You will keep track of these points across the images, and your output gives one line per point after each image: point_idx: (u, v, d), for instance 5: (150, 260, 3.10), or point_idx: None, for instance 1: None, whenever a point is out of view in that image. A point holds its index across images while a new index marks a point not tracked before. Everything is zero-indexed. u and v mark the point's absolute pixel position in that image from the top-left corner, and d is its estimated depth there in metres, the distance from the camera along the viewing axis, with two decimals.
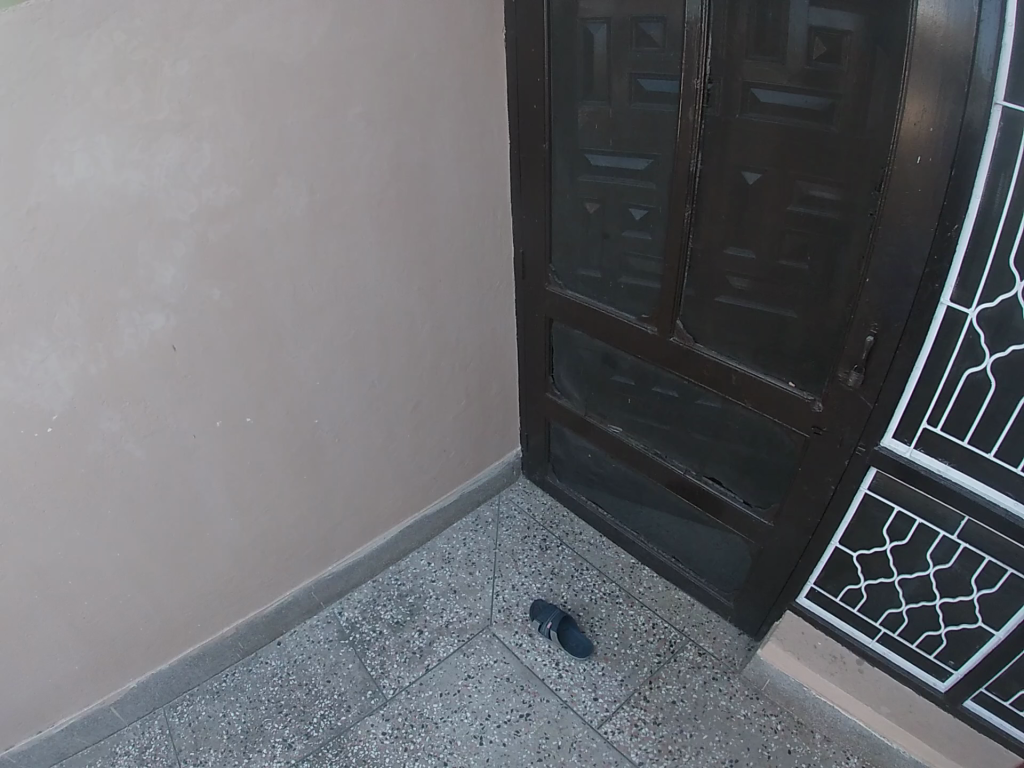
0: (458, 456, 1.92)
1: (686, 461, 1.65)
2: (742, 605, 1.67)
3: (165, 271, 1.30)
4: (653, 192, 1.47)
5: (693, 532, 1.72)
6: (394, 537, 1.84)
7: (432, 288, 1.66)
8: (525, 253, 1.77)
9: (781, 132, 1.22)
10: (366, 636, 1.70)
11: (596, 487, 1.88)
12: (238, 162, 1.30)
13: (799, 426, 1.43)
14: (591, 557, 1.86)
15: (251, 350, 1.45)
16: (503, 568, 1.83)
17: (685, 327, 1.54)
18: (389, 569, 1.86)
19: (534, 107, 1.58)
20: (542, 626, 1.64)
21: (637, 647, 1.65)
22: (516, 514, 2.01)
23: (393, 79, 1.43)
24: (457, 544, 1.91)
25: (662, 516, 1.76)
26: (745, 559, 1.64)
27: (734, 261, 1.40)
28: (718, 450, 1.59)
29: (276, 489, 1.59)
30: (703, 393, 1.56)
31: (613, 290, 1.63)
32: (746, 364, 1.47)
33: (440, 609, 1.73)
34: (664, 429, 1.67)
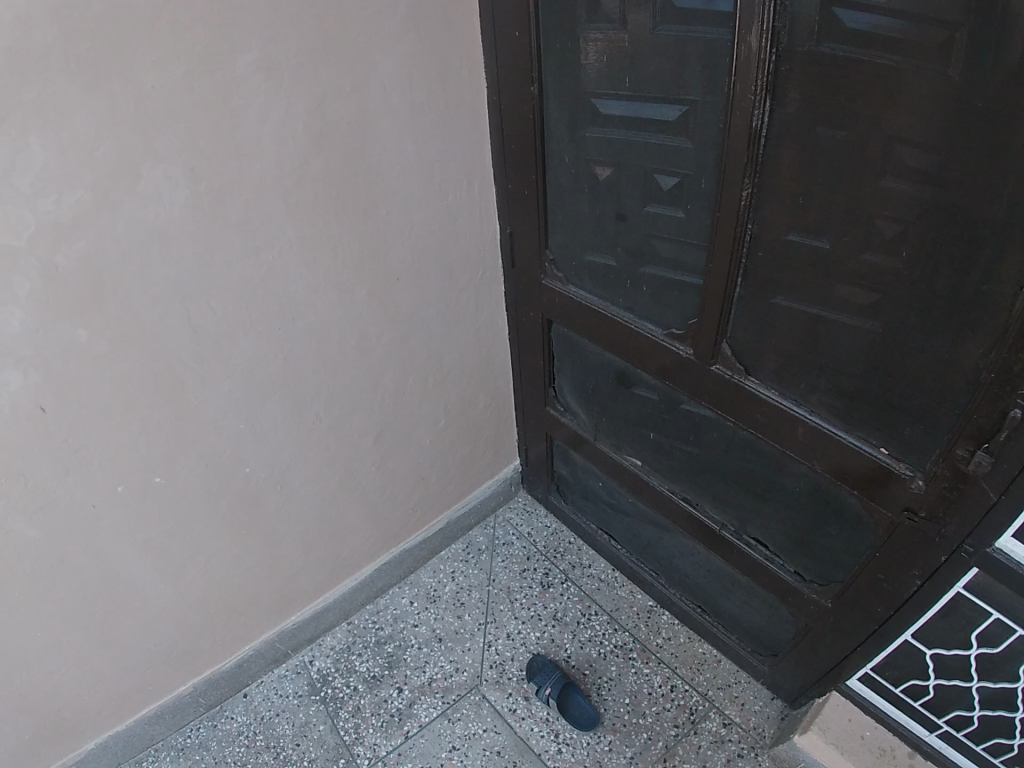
0: (443, 470, 1.59)
1: (719, 516, 1.27)
2: (785, 680, 1.34)
3: (11, 316, 0.90)
4: (687, 154, 0.98)
5: (729, 589, 1.36)
6: (367, 580, 1.58)
7: (380, 289, 1.27)
8: (511, 235, 1.36)
9: (900, 85, 0.72)
10: (338, 695, 1.47)
11: (613, 513, 1.53)
12: (89, 158, 0.87)
13: (886, 507, 1.00)
14: (599, 597, 1.55)
15: (150, 400, 1.10)
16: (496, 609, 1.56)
17: (732, 351, 1.09)
18: (365, 612, 1.60)
19: (514, 39, 1.11)
20: (538, 695, 1.37)
21: (650, 719, 1.36)
22: (514, 539, 1.70)
23: (311, 10, 0.97)
24: (444, 577, 1.62)
25: (690, 562, 1.41)
26: (788, 633, 1.29)
27: (804, 283, 0.94)
28: (766, 515, 1.18)
29: (208, 544, 1.29)
30: (749, 440, 1.14)
31: (630, 285, 1.19)
32: (813, 412, 1.03)
33: (422, 662, 1.48)
34: (695, 478, 1.27)
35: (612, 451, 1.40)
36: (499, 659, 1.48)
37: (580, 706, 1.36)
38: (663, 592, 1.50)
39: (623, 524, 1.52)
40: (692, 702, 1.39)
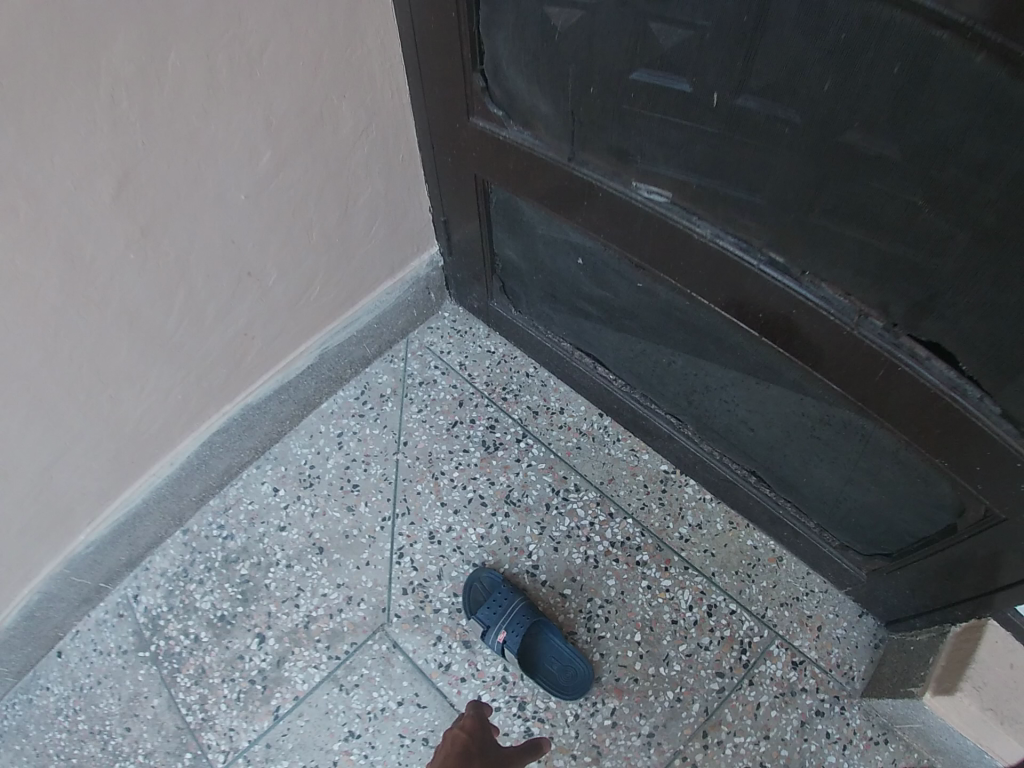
0: (290, 263, 0.81)
1: (858, 301, 0.52)
2: (896, 604, 0.72)
3: None
4: None
5: (826, 456, 0.67)
6: (198, 464, 0.86)
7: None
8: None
9: None
10: (175, 652, 0.81)
11: (598, 320, 0.79)
12: None
13: None
14: (577, 460, 0.86)
15: None
16: (407, 488, 0.87)
17: None
18: (209, 515, 0.89)
19: None
20: (489, 641, 0.75)
21: (676, 669, 0.74)
22: (437, 376, 0.95)
23: None
24: (328, 441, 0.92)
25: (765, 410, 0.69)
26: (927, 529, 0.63)
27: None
28: (993, 307, 0.44)
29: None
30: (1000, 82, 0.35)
31: None
32: None
33: (292, 593, 0.83)
34: (820, 224, 0.50)
35: (621, 185, 0.60)
36: (410, 571, 0.82)
37: (562, 659, 0.75)
38: (700, 458, 0.80)
39: (629, 338, 0.77)
40: (756, 638, 0.75)
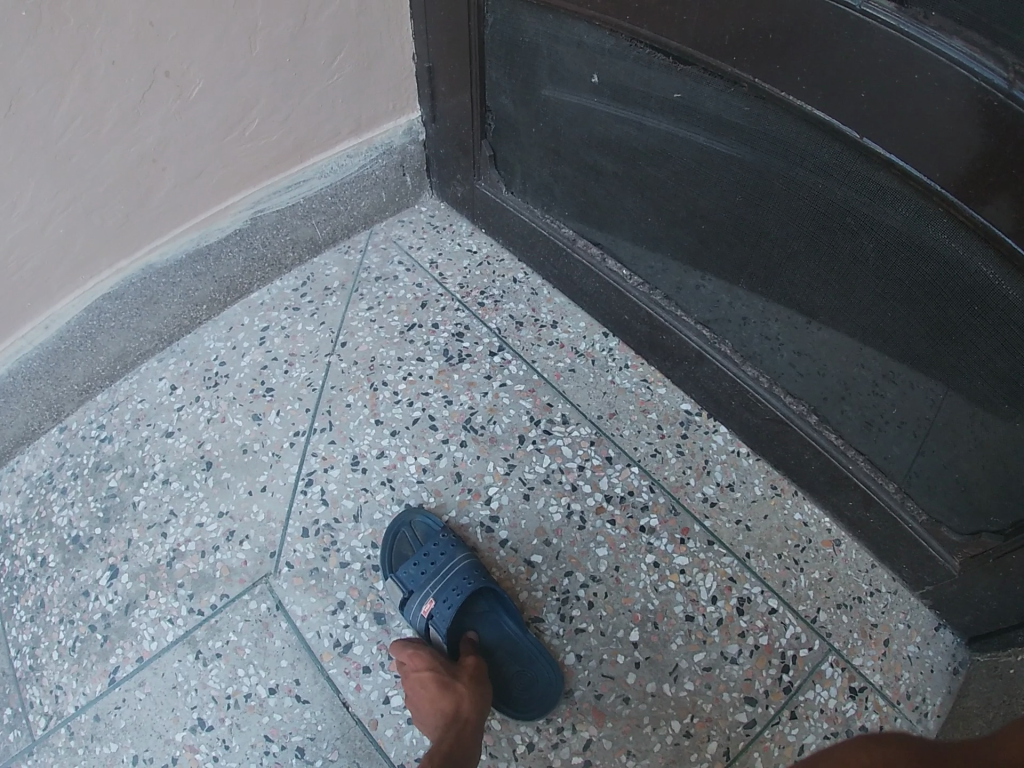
0: (226, 68, 0.58)
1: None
2: (994, 608, 0.48)
3: None
4: None
5: (939, 369, 0.43)
6: (82, 340, 0.64)
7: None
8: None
9: None
10: (17, 577, 0.59)
11: (616, 183, 0.57)
12: None
13: None
14: (567, 387, 0.64)
15: None
16: (336, 396, 0.65)
17: None
18: (92, 413, 0.68)
19: None
20: (410, 615, 0.53)
21: (687, 690, 0.50)
22: (401, 270, 0.74)
23: None
24: (248, 336, 0.70)
25: (855, 301, 0.45)
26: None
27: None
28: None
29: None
30: None
31: None
32: None
33: (162, 518, 0.60)
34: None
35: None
36: (315, 503, 0.59)
37: (514, 651, 0.52)
38: (736, 388, 0.57)
39: (659, 207, 0.55)
40: (805, 648, 0.51)
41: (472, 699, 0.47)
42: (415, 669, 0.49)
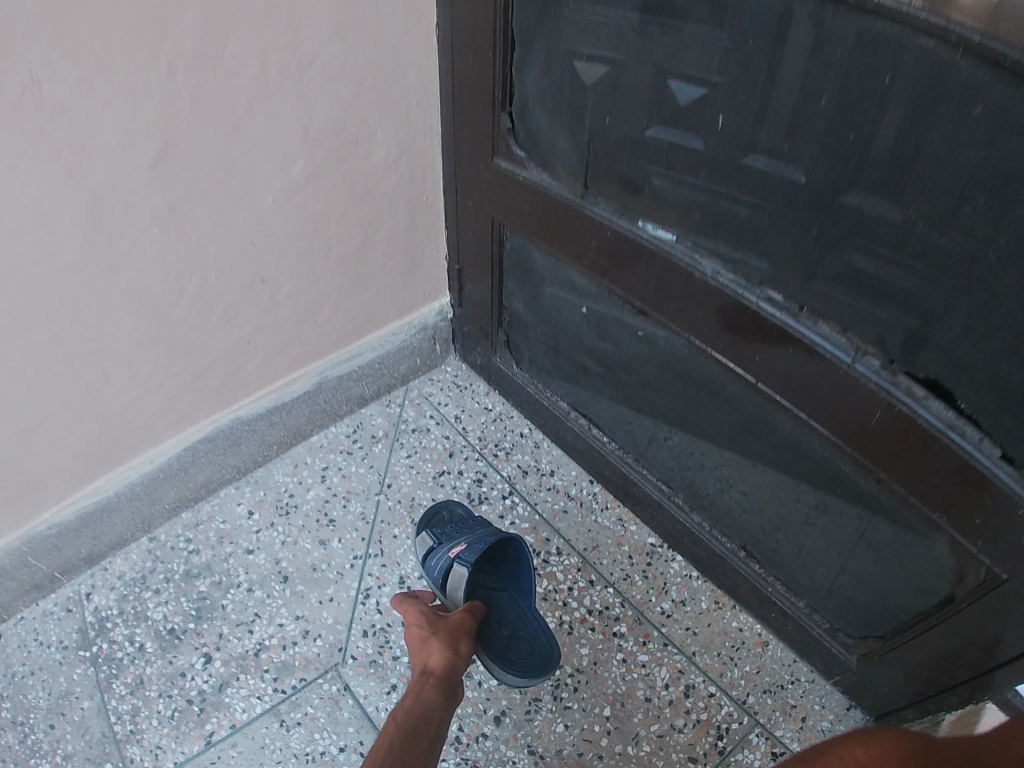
0: (305, 279, 0.79)
1: (858, 339, 0.50)
2: (888, 692, 0.65)
3: None
4: None
5: (828, 520, 0.62)
6: (177, 470, 0.83)
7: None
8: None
9: None
10: (116, 657, 0.76)
11: (597, 375, 0.77)
12: None
13: None
14: (561, 523, 0.82)
15: None
16: (382, 527, 0.84)
17: None
18: (178, 527, 0.86)
19: None
20: (439, 557, 0.73)
21: (645, 751, 0.66)
22: (433, 424, 0.94)
23: None
24: (312, 473, 0.90)
25: (766, 471, 0.64)
26: (927, 600, 0.57)
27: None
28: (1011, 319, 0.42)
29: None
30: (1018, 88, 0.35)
31: None
32: None
33: (248, 618, 0.78)
34: (851, 241, 0.47)
35: (626, 223, 0.61)
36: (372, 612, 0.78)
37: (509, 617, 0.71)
38: (688, 528, 0.76)
39: (626, 395, 0.75)
40: (738, 723, 0.68)
41: (438, 655, 0.63)
42: (413, 624, 0.67)
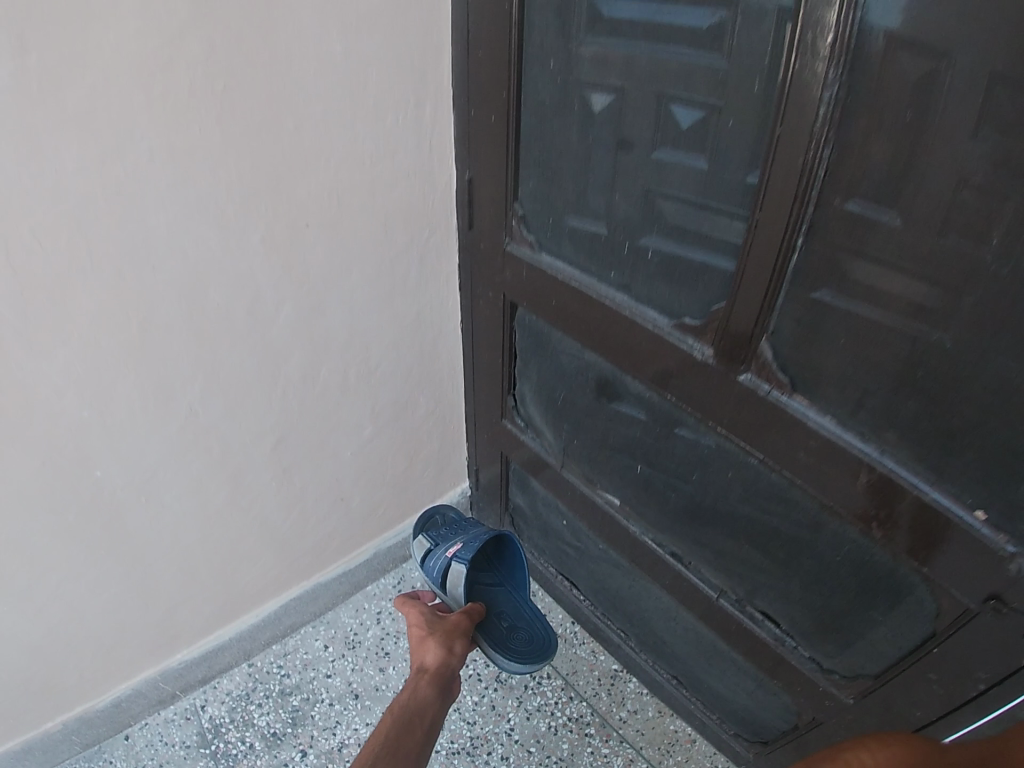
0: (371, 490, 1.20)
1: (719, 581, 0.92)
2: None
3: None
4: (762, 48, 0.58)
5: (713, 670, 1.00)
6: (270, 618, 1.27)
7: (276, 232, 0.89)
8: (473, 180, 0.99)
9: None
10: (230, 752, 1.17)
11: (572, 559, 1.15)
12: None
13: (969, 591, 0.65)
14: (551, 655, 1.19)
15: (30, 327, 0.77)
16: None
17: (773, 355, 0.70)
18: (271, 656, 1.29)
19: None
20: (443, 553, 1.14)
21: None
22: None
23: None
24: (369, 616, 1.33)
25: (677, 641, 1.04)
26: (783, 723, 0.94)
27: (915, 114, 0.51)
28: (788, 584, 0.84)
29: (47, 563, 0.98)
30: (775, 484, 0.78)
31: (633, 273, 0.81)
32: (852, 439, 0.67)
33: (331, 724, 1.19)
34: (700, 525, 0.91)
35: (586, 489, 1.03)
36: None
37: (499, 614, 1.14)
38: (633, 659, 1.12)
39: (590, 573, 1.13)
40: None
41: (430, 656, 0.97)
42: (416, 626, 1.03)
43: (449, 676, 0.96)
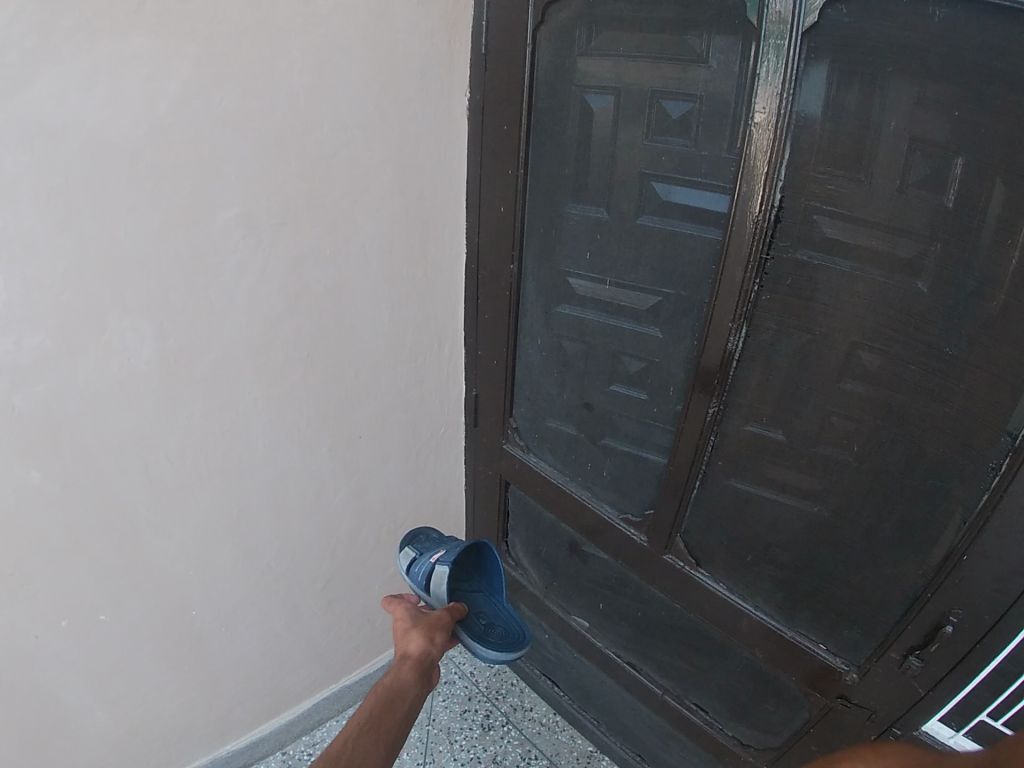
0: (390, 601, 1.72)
1: (661, 679, 1.41)
2: None
3: (137, 338, 1.09)
4: (661, 372, 1.21)
5: (667, 736, 1.46)
6: (305, 711, 1.68)
7: (354, 429, 1.43)
8: (477, 397, 1.58)
9: (841, 291, 0.96)
10: None
11: (555, 654, 1.67)
12: (182, 230, 1.07)
13: (829, 694, 1.14)
14: (538, 737, 1.67)
15: (234, 489, 1.29)
16: (435, 748, 1.62)
17: (684, 544, 1.25)
18: (302, 746, 1.68)
19: (495, 239, 1.39)
20: (422, 569, 1.15)
21: None
22: (456, 679, 1.81)
23: (329, 186, 1.21)
24: None
25: (641, 712, 1.49)
26: None
27: (770, 413, 1.09)
28: (707, 683, 1.32)
29: (152, 673, 1.35)
30: (690, 623, 1.30)
31: (591, 476, 1.38)
32: (727, 588, 1.22)
33: None
34: (651, 644, 1.40)
35: (562, 613, 1.56)
36: None
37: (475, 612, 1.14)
38: (598, 732, 1.62)
39: (565, 663, 1.65)
40: None
41: (415, 645, 0.89)
42: (398, 619, 0.94)
43: (431, 665, 0.88)
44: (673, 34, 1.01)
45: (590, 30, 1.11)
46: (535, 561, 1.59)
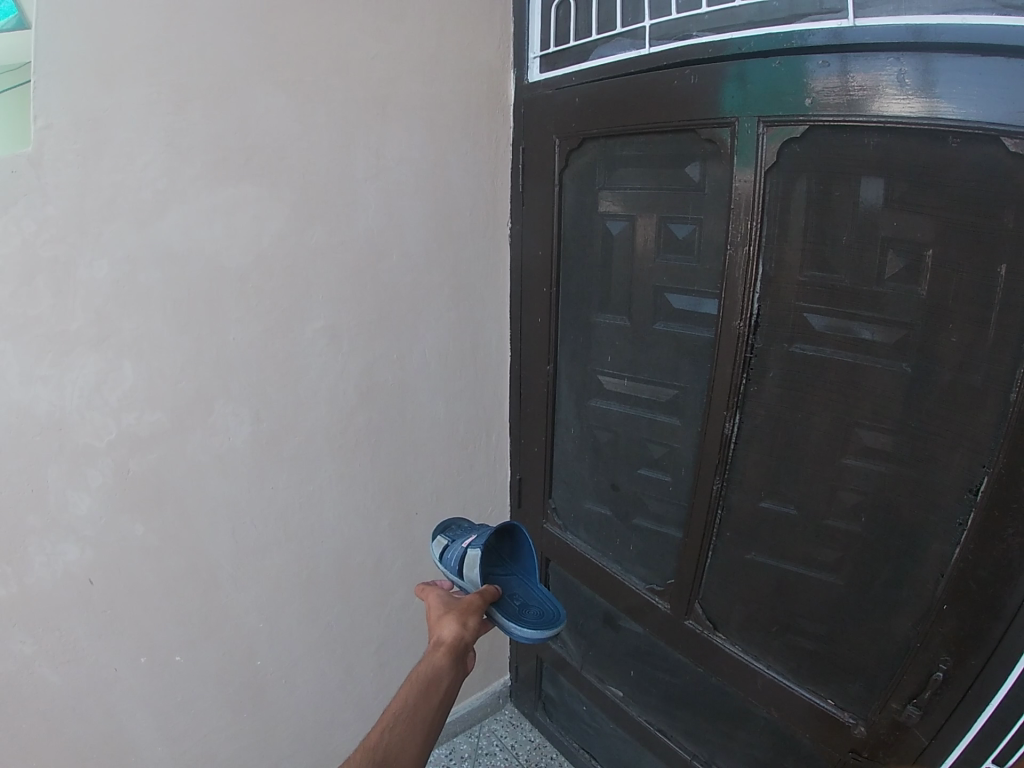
0: None
1: (691, 746, 1.53)
2: None
3: (231, 418, 1.32)
4: (674, 453, 1.38)
5: None
6: None
7: (411, 507, 1.64)
8: (520, 481, 1.80)
9: (818, 375, 1.13)
10: None
11: (596, 729, 1.79)
12: (268, 332, 1.31)
13: (837, 746, 1.25)
14: None
15: (304, 553, 1.49)
16: None
17: (702, 610, 1.41)
18: None
19: (536, 346, 1.62)
20: (456, 554, 1.28)
21: None
22: (496, 751, 1.93)
23: (395, 297, 1.46)
24: None
25: None
26: None
27: (761, 484, 1.25)
28: (729, 739, 1.45)
29: (221, 721, 1.51)
30: (710, 680, 1.44)
31: (621, 549, 1.55)
32: (740, 648, 1.36)
33: None
34: (680, 706, 1.53)
35: (597, 684, 1.73)
36: None
37: (511, 591, 1.26)
38: None
39: (605, 738, 1.77)
40: None
41: (451, 631, 1.02)
42: (437, 611, 1.07)
43: (463, 649, 1.01)
44: (667, 166, 1.26)
45: (606, 164, 1.36)
46: (582, 639, 1.75)
